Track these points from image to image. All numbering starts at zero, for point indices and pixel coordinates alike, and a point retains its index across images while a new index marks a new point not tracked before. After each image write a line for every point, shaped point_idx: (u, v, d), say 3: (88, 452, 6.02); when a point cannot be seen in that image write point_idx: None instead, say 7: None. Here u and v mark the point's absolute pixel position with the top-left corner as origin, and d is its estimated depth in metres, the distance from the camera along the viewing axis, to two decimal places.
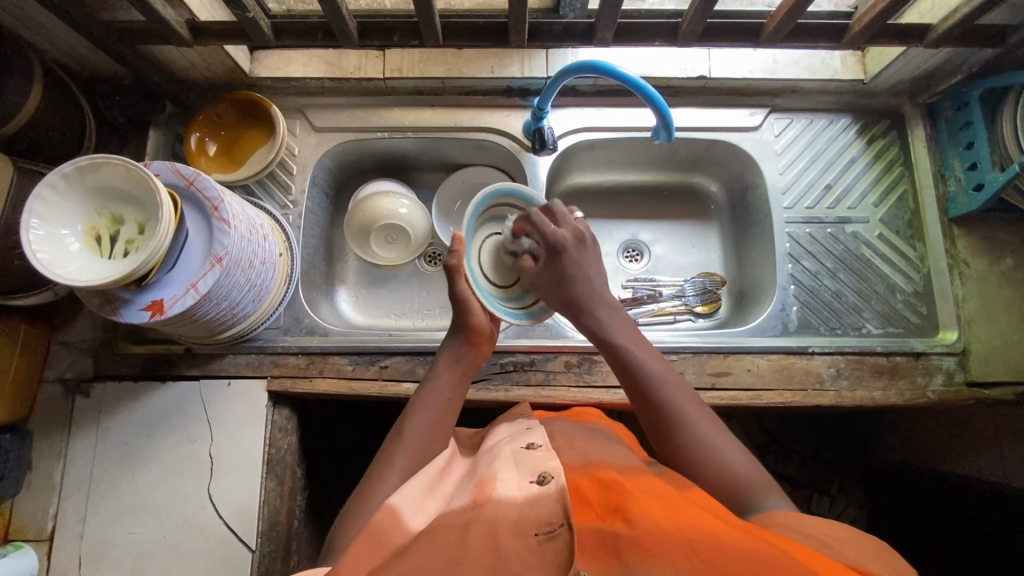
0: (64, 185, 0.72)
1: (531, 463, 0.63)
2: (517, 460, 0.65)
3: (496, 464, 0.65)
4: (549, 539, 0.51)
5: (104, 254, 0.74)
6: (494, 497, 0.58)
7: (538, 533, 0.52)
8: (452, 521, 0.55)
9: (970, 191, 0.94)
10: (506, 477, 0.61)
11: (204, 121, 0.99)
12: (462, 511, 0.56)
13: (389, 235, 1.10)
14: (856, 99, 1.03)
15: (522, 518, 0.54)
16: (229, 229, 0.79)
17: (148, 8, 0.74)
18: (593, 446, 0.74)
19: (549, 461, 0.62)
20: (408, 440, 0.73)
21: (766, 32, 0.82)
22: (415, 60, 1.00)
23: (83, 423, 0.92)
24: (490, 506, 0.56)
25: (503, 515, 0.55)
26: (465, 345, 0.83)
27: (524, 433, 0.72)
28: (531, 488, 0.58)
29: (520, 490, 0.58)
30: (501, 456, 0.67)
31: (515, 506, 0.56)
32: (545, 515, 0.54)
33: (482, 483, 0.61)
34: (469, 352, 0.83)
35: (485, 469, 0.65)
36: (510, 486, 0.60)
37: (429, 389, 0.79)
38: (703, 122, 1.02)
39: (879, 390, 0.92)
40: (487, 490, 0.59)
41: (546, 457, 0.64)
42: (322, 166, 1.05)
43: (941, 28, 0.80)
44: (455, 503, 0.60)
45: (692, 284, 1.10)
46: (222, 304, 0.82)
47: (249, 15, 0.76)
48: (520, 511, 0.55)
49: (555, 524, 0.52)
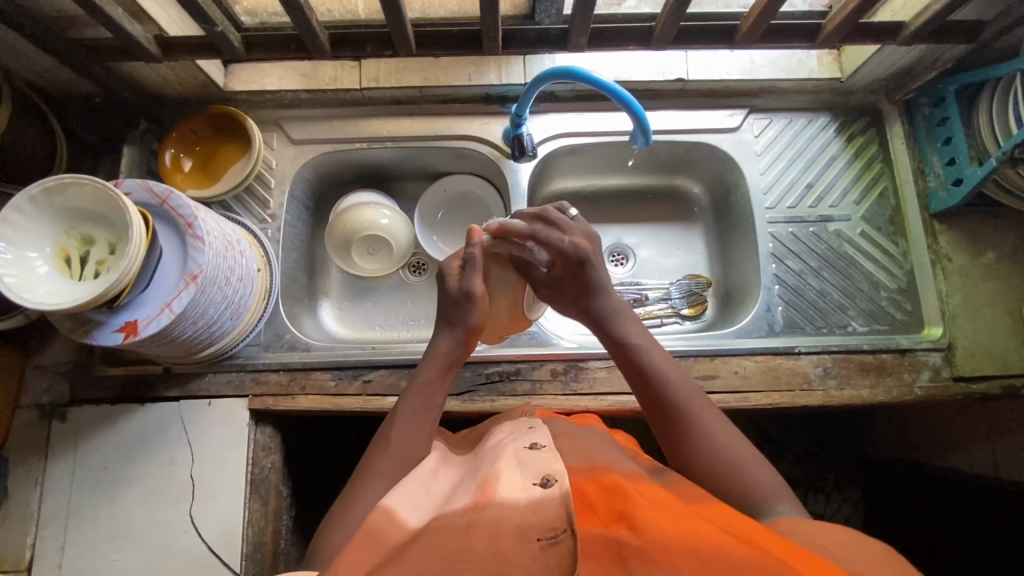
0: (31, 207, 0.71)
1: (536, 464, 0.60)
2: (518, 460, 0.62)
3: (499, 464, 0.62)
4: (550, 544, 0.49)
5: (75, 277, 0.72)
6: (496, 500, 0.55)
7: (540, 539, 0.50)
8: (452, 523, 0.53)
9: (949, 186, 0.94)
10: (509, 478, 0.58)
11: (178, 137, 0.97)
12: (461, 514, 0.55)
13: (371, 247, 1.09)
14: (834, 98, 1.04)
15: (524, 522, 0.52)
16: (203, 247, 0.77)
17: (112, 23, 0.73)
18: (598, 450, 0.71)
19: (553, 462, 0.60)
20: (399, 432, 0.71)
21: (740, 33, 0.82)
22: (392, 70, 0.99)
23: (60, 448, 0.90)
24: (492, 510, 0.54)
25: (505, 519, 0.53)
26: (460, 342, 0.77)
27: (528, 433, 0.69)
28: (533, 491, 0.56)
29: (523, 492, 0.56)
30: (503, 457, 0.63)
31: (516, 510, 0.54)
32: (549, 519, 0.52)
33: (483, 484, 0.59)
34: (458, 349, 0.77)
35: (486, 469, 0.62)
36: (512, 487, 0.57)
37: (417, 385, 0.75)
38: (684, 125, 1.02)
39: (866, 388, 0.91)
40: (489, 491, 0.57)
41: (551, 457, 0.61)
42: (301, 179, 1.04)
43: (913, 24, 0.81)
44: (455, 503, 0.58)
45: (678, 287, 1.10)
46: (199, 323, 0.81)
47: (218, 28, 0.76)
48: (522, 514, 0.53)
49: (558, 528, 0.50)
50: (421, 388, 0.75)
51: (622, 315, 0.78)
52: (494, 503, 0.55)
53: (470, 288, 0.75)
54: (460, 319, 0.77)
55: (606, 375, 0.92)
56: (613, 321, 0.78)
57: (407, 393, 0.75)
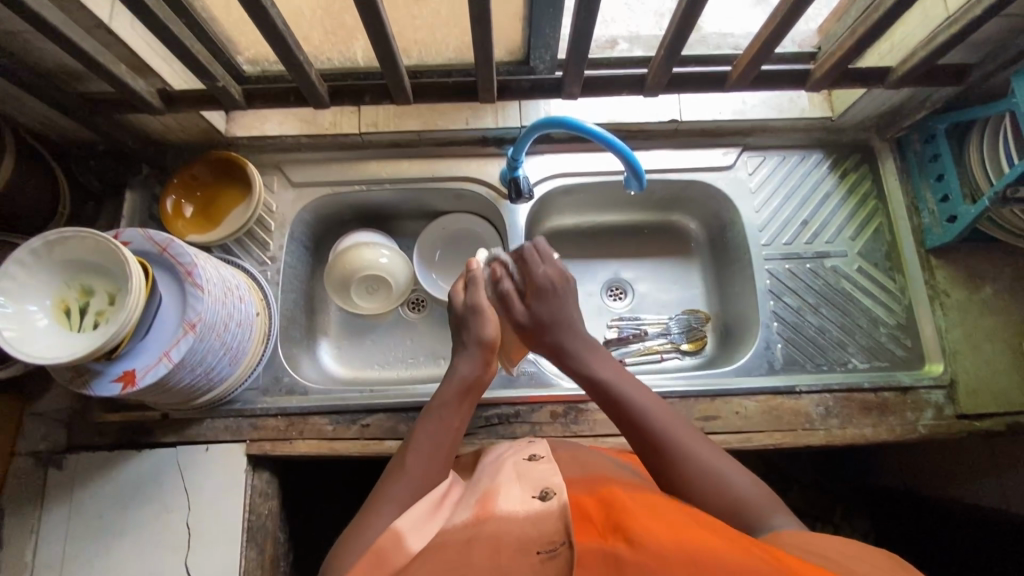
0: (33, 260, 0.72)
1: (535, 476, 0.63)
2: (519, 476, 0.64)
3: (500, 479, 0.65)
4: (550, 558, 0.50)
5: (73, 328, 0.73)
6: (497, 513, 0.57)
7: (539, 552, 0.51)
8: (454, 537, 0.55)
9: (943, 223, 0.95)
10: (509, 491, 0.61)
11: (179, 183, 0.99)
12: (464, 527, 0.56)
13: (370, 286, 1.09)
14: (826, 135, 1.05)
15: (524, 535, 0.53)
16: (202, 295, 0.78)
17: (116, 80, 0.76)
18: (598, 462, 0.73)
19: (551, 477, 0.62)
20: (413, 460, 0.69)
21: (731, 79, 0.84)
22: (391, 115, 1.02)
23: (56, 497, 0.89)
24: (492, 523, 0.55)
25: (505, 533, 0.54)
26: (481, 362, 0.78)
27: (526, 447, 0.74)
28: (532, 503, 0.58)
29: (523, 504, 0.58)
30: (505, 472, 0.67)
31: (516, 523, 0.55)
32: (547, 533, 0.53)
33: (484, 498, 0.61)
34: (479, 367, 0.78)
35: (487, 484, 0.64)
36: (511, 501, 0.59)
37: (433, 412, 0.75)
38: (678, 164, 1.04)
39: (869, 427, 0.91)
40: (489, 505, 0.59)
41: (549, 471, 0.64)
42: (301, 221, 1.05)
43: (900, 70, 0.82)
44: (456, 518, 0.59)
45: (676, 322, 1.10)
46: (197, 370, 0.81)
47: (219, 83, 0.79)
48: (521, 527, 0.55)
49: (556, 542, 0.52)
50: (438, 412, 0.74)
51: (594, 349, 0.79)
52: (495, 515, 0.57)
53: (477, 302, 0.80)
54: (471, 337, 0.79)
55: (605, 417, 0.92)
56: (584, 357, 0.78)
57: (421, 419, 0.74)
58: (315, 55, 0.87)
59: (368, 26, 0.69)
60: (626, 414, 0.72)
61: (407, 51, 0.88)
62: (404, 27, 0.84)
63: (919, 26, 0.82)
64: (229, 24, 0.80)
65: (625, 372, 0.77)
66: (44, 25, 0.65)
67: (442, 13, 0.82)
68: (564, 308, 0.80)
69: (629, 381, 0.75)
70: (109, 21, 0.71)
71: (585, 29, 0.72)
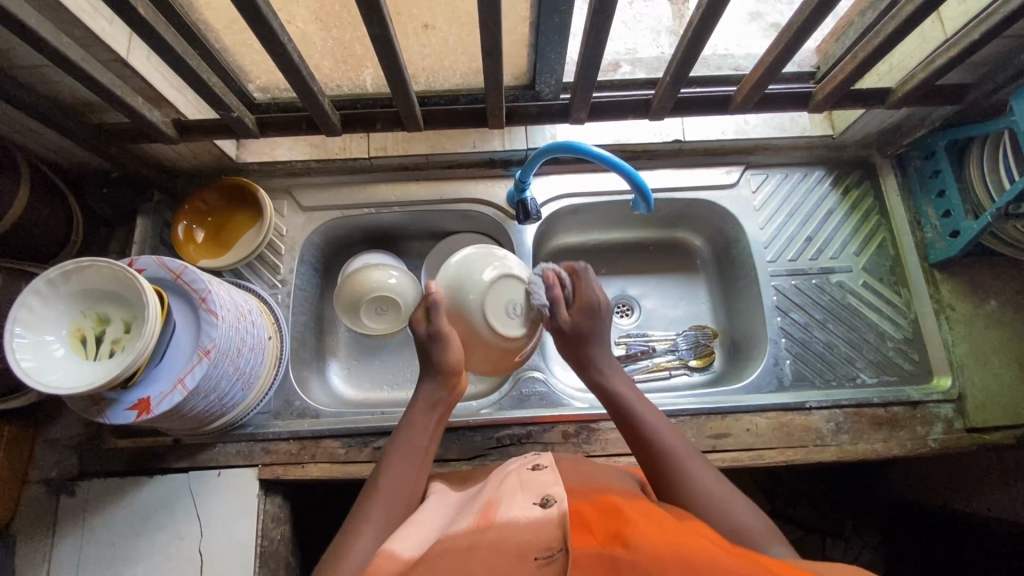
0: (50, 290, 0.72)
1: (536, 485, 0.63)
2: (521, 485, 0.64)
3: (501, 489, 0.64)
4: (547, 564, 0.50)
5: (89, 356, 0.73)
6: (497, 521, 0.57)
7: (537, 558, 0.51)
8: (454, 545, 0.54)
9: (946, 238, 0.96)
10: (510, 500, 0.60)
11: (190, 209, 1.00)
12: (464, 535, 0.56)
13: (379, 307, 1.08)
14: (827, 152, 1.07)
15: (524, 542, 0.53)
16: (216, 321, 0.78)
17: (133, 111, 0.77)
18: (600, 472, 0.72)
19: (552, 484, 0.62)
20: (385, 484, 0.69)
21: (734, 102, 0.87)
22: (399, 139, 1.03)
23: (67, 524, 0.89)
24: (493, 531, 0.55)
25: (506, 540, 0.54)
26: (446, 382, 0.78)
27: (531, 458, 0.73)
28: (533, 510, 0.58)
29: (523, 512, 0.57)
30: (505, 483, 0.66)
31: (518, 530, 0.54)
32: (546, 541, 0.53)
33: (486, 508, 0.60)
34: (444, 392, 0.78)
35: (488, 495, 0.64)
36: (513, 509, 0.58)
37: (406, 429, 0.75)
38: (682, 182, 1.05)
39: (880, 442, 0.91)
40: (490, 514, 0.58)
41: (550, 480, 0.63)
42: (310, 244, 1.06)
43: (900, 91, 0.84)
44: (457, 526, 0.58)
45: (684, 338, 1.10)
46: (210, 397, 0.81)
47: (234, 114, 0.81)
48: (521, 534, 0.54)
49: (554, 549, 0.52)
50: (404, 434, 0.74)
51: (616, 369, 0.80)
52: (494, 524, 0.56)
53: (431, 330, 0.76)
54: (437, 363, 0.77)
55: (617, 436, 0.92)
56: (605, 372, 0.79)
57: (396, 439, 0.74)
58: (326, 83, 0.89)
59: (383, 57, 0.71)
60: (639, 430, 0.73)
61: (416, 77, 0.90)
62: (414, 55, 0.85)
63: (917, 48, 0.84)
64: (244, 54, 0.82)
65: (640, 397, 0.77)
66: (67, 62, 0.66)
67: (451, 41, 0.84)
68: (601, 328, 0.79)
69: (642, 402, 0.76)
70: (128, 56, 0.73)
71: (593, 57, 0.74)
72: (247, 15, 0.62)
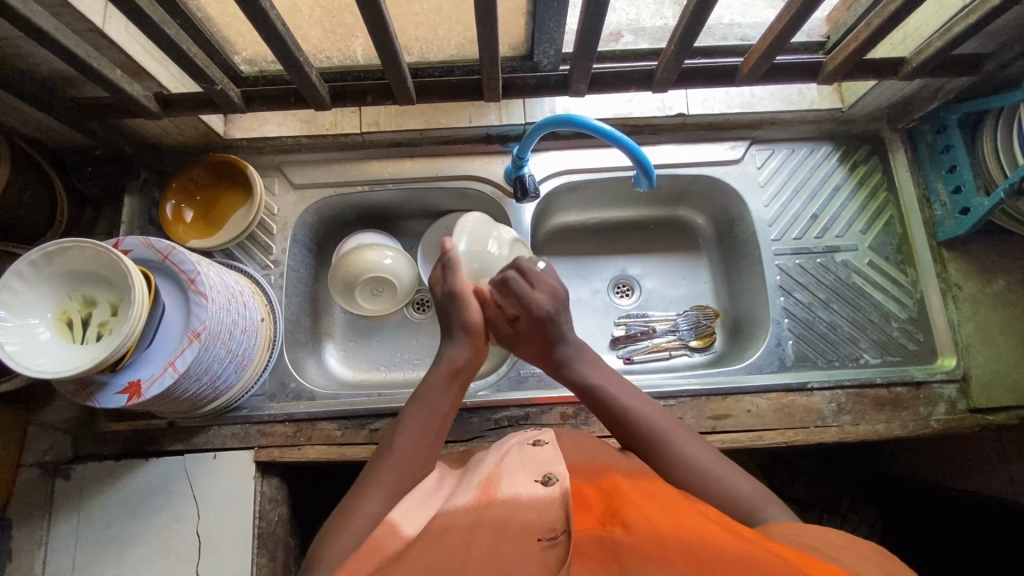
0: (33, 273, 0.70)
1: (537, 462, 0.62)
2: (523, 461, 0.63)
3: (502, 465, 0.63)
4: (551, 546, 0.50)
5: (77, 340, 0.71)
6: (499, 498, 0.56)
7: (540, 539, 0.50)
8: (456, 524, 0.53)
9: (956, 216, 0.93)
10: (511, 475, 0.59)
11: (178, 187, 0.97)
12: (466, 511, 0.55)
13: (374, 288, 1.07)
14: (836, 127, 1.04)
15: (525, 523, 0.52)
16: (206, 303, 0.76)
17: (113, 85, 0.74)
18: (601, 449, 0.71)
19: (556, 462, 0.61)
20: (399, 450, 0.67)
21: (742, 73, 0.83)
22: (392, 114, 1.00)
23: (63, 508, 0.88)
24: (496, 509, 0.54)
25: (509, 518, 0.53)
26: (470, 347, 0.74)
27: (534, 433, 0.72)
28: (536, 488, 0.56)
29: (526, 489, 0.56)
30: (507, 457, 0.65)
31: (518, 509, 0.54)
32: (549, 519, 0.52)
33: (487, 483, 0.60)
34: (469, 355, 0.74)
35: (490, 469, 0.63)
36: (516, 484, 0.58)
37: (426, 393, 0.71)
38: (686, 158, 1.02)
39: (881, 423, 0.90)
40: (492, 490, 0.57)
41: (554, 457, 0.62)
42: (303, 223, 1.03)
43: (914, 61, 0.80)
44: (458, 499, 0.58)
45: (685, 318, 1.08)
46: (203, 379, 0.79)
47: (218, 87, 0.77)
48: (524, 514, 0.53)
49: (558, 530, 0.51)
50: (427, 398, 0.71)
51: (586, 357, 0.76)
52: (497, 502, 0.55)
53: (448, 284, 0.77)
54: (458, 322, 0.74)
55: None
56: (573, 361, 0.75)
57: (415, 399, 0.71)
58: (315, 54, 0.85)
59: (372, 26, 0.67)
60: (617, 423, 0.71)
61: (408, 48, 0.86)
62: (405, 23, 0.82)
63: (934, 15, 0.80)
64: (227, 24, 0.78)
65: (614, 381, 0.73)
66: (38, 31, 0.63)
67: (444, 8, 0.80)
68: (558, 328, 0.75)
69: (622, 383, 0.74)
70: (104, 26, 0.69)
71: (593, 26, 0.70)
72: None
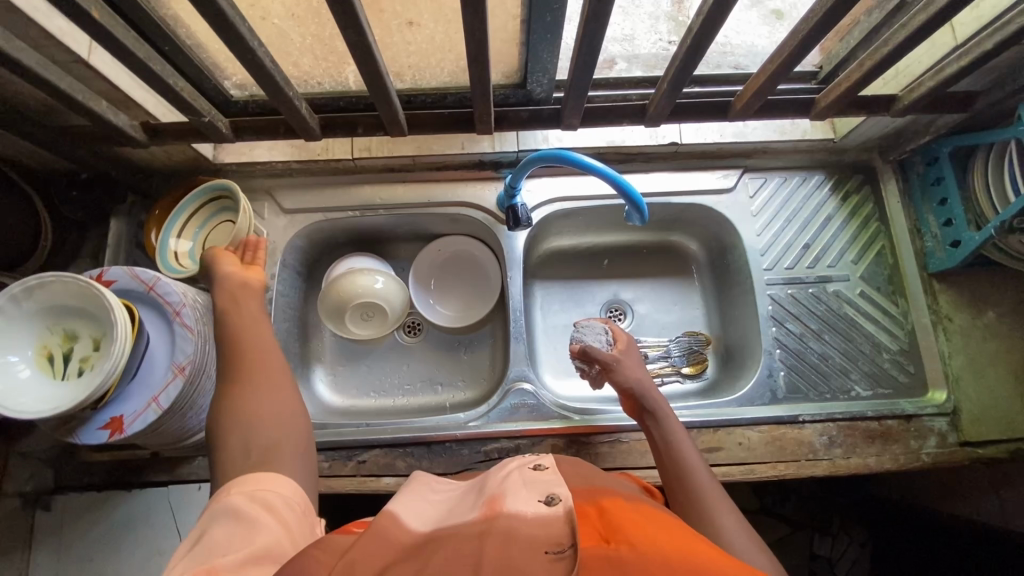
0: (11, 306, 0.69)
1: (540, 485, 0.59)
2: (527, 482, 0.60)
3: (503, 486, 0.60)
4: (558, 558, 0.44)
5: (57, 375, 0.70)
6: (503, 513, 0.52)
7: (547, 552, 0.45)
8: (461, 535, 0.49)
9: (946, 247, 0.93)
10: (515, 495, 0.56)
11: (161, 214, 0.95)
12: (471, 526, 0.50)
13: (365, 313, 1.07)
14: (828, 156, 1.04)
15: (534, 537, 0.48)
16: (191, 338, 0.75)
17: (97, 117, 0.73)
18: (600, 480, 0.70)
19: (557, 484, 0.58)
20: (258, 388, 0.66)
21: (734, 108, 0.83)
22: (383, 141, 0.99)
23: (44, 542, 0.87)
24: (501, 521, 0.50)
25: (515, 529, 0.49)
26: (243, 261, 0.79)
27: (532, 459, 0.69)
28: (539, 507, 0.53)
29: (529, 508, 0.53)
30: (507, 479, 0.62)
31: (526, 523, 0.50)
32: (555, 536, 0.47)
33: (491, 501, 0.56)
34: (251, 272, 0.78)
35: (494, 488, 0.59)
36: (519, 502, 0.54)
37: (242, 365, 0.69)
38: (678, 188, 1.02)
39: (872, 456, 0.90)
40: (497, 505, 0.54)
41: (554, 481, 0.59)
42: (292, 248, 1.02)
43: (906, 98, 0.81)
44: (463, 518, 0.54)
45: (677, 345, 1.08)
46: (186, 413, 0.78)
47: (206, 119, 0.76)
48: (528, 529, 0.49)
49: (563, 545, 0.46)
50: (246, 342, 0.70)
51: (661, 417, 0.77)
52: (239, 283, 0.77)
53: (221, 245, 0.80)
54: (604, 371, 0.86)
55: (607, 450, 0.91)
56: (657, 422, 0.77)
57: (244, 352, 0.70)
58: (305, 81, 0.84)
59: (362, 63, 0.66)
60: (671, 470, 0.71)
61: (399, 75, 0.85)
62: (396, 52, 0.81)
63: (925, 55, 0.81)
64: (215, 52, 0.77)
65: (682, 445, 0.73)
66: (22, 68, 0.62)
67: (437, 39, 0.79)
68: (647, 394, 0.80)
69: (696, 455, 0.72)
70: (89, 58, 0.68)
71: (586, 61, 0.70)
72: (212, 21, 0.57)
